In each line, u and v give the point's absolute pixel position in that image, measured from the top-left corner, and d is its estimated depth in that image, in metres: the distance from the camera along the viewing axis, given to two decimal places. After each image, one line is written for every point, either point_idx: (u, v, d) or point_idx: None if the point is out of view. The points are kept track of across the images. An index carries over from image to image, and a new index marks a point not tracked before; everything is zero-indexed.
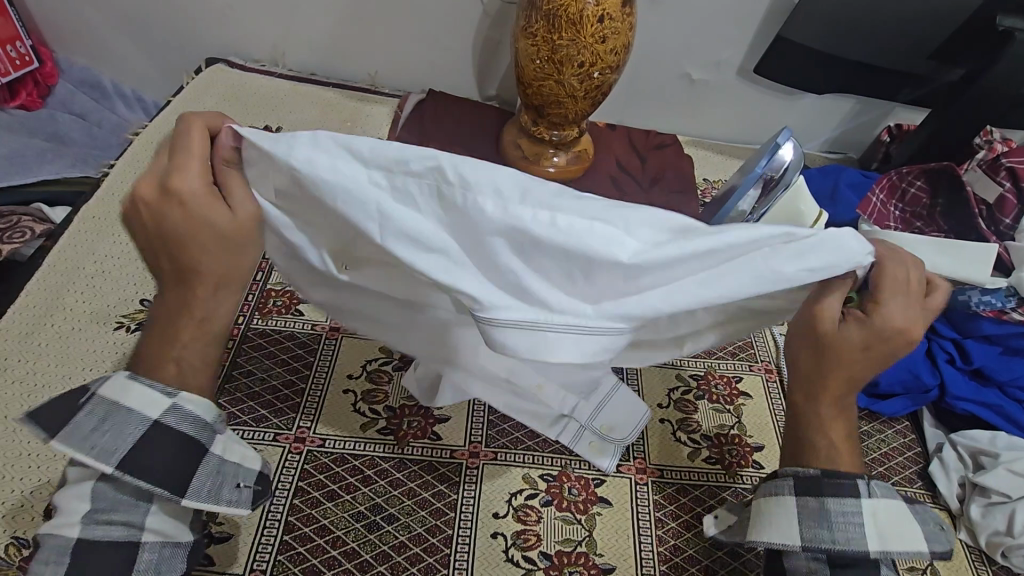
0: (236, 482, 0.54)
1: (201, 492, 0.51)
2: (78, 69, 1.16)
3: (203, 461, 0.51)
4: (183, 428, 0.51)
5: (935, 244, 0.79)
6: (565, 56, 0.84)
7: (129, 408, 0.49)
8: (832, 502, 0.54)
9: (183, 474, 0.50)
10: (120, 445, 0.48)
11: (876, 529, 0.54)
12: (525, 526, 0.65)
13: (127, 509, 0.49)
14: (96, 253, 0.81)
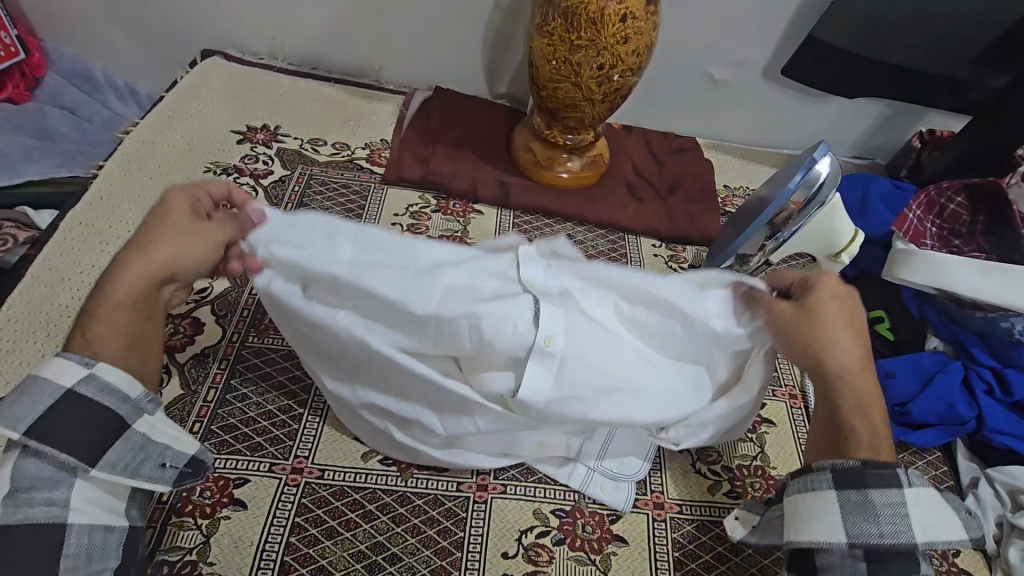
0: (163, 461, 0.51)
1: (126, 467, 0.49)
2: (67, 59, 1.10)
3: (123, 436, 0.49)
4: (103, 397, 0.48)
5: (976, 265, 0.74)
6: (584, 57, 0.78)
7: (44, 379, 0.47)
8: (876, 493, 0.51)
9: (100, 445, 0.48)
10: (34, 413, 0.46)
11: (919, 517, 0.50)
12: (536, 567, 0.61)
13: (48, 487, 0.46)
14: (82, 262, 0.76)
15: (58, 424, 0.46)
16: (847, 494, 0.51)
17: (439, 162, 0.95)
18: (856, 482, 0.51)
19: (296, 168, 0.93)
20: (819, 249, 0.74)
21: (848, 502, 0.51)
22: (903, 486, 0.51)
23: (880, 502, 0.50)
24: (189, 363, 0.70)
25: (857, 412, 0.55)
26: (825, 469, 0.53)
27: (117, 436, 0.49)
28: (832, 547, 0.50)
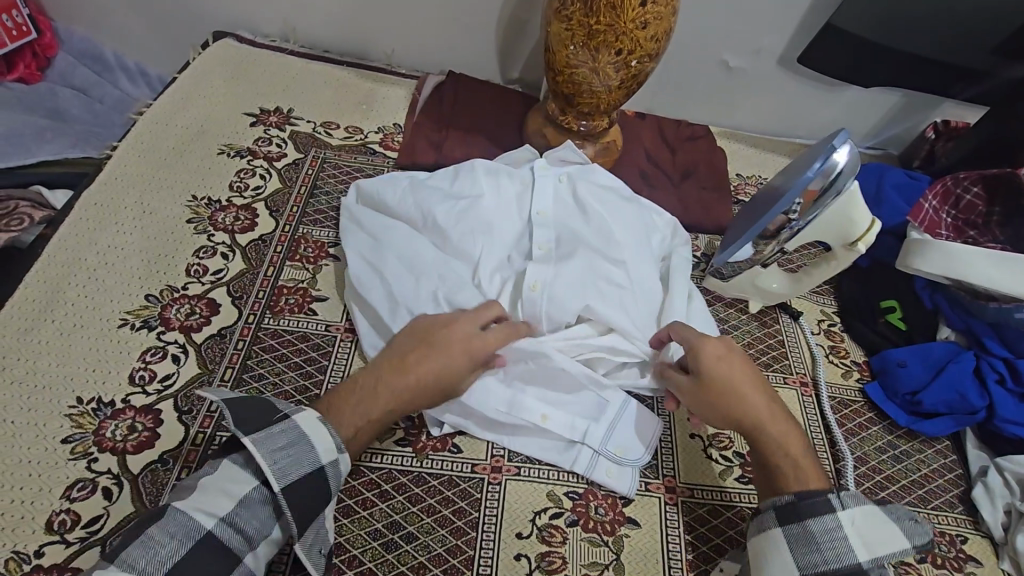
0: (321, 548, 0.56)
1: (308, 546, 0.54)
2: (78, 39, 1.10)
3: (316, 518, 0.55)
4: (332, 485, 0.56)
5: (991, 257, 0.74)
6: (603, 42, 0.77)
7: (313, 445, 0.55)
8: (814, 524, 0.55)
9: (306, 521, 0.54)
10: (290, 472, 0.53)
11: (860, 539, 0.54)
12: (549, 547, 0.62)
13: (252, 524, 0.52)
14: (99, 242, 0.77)
15: (296, 486, 0.53)
16: (791, 527, 0.56)
17: (452, 147, 0.94)
18: (796, 515, 0.56)
19: (308, 151, 0.93)
20: (835, 238, 0.73)
21: (793, 536, 0.56)
22: (835, 512, 0.55)
23: (819, 535, 0.55)
24: (206, 343, 0.70)
25: (780, 453, 0.62)
26: (768, 512, 0.58)
27: (318, 515, 0.55)
28: None
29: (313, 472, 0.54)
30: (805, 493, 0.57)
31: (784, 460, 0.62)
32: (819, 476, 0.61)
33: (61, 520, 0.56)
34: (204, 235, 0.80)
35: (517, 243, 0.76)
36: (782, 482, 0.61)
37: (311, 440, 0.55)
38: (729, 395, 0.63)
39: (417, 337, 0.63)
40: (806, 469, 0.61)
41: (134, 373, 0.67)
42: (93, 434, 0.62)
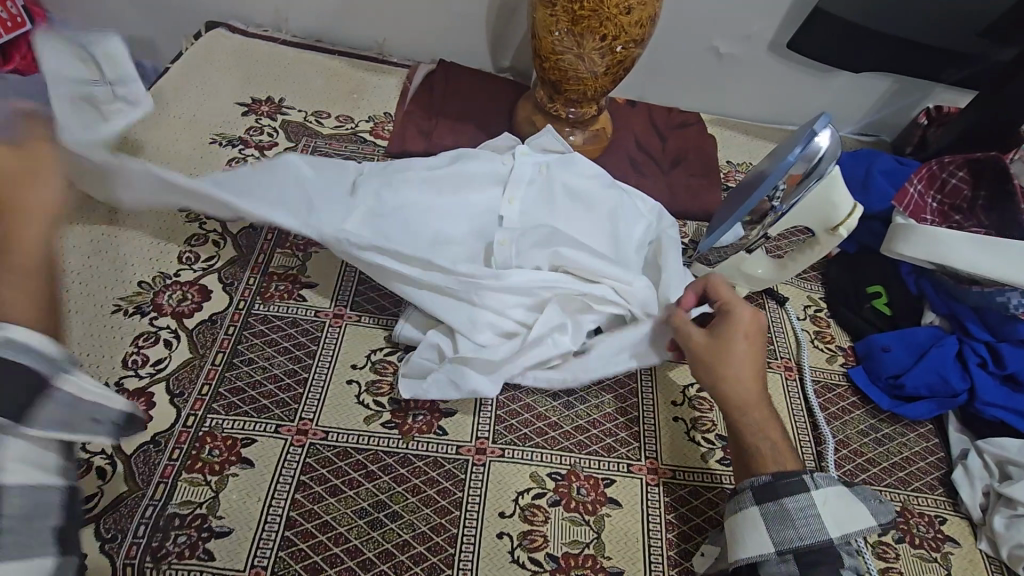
0: (101, 416, 0.46)
1: (65, 422, 0.44)
2: (74, 31, 1.11)
3: (51, 393, 0.42)
4: (77, 395, 0.44)
5: (975, 241, 0.74)
6: (587, 28, 0.78)
7: (1, 364, 0.40)
8: (791, 502, 0.57)
9: (32, 401, 0.41)
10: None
11: (831, 514, 0.57)
12: (531, 526, 0.64)
13: (32, 483, 0.42)
14: (93, 230, 0.78)
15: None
16: (767, 505, 0.58)
17: (442, 135, 0.95)
18: (774, 494, 0.58)
19: (300, 140, 0.94)
20: (818, 223, 0.74)
21: (770, 514, 0.57)
22: (809, 491, 0.58)
23: (795, 512, 0.57)
24: (197, 328, 0.72)
25: (761, 436, 0.62)
26: (747, 489, 0.59)
27: (82, 430, 0.44)
28: (767, 557, 0.57)
29: (38, 394, 0.41)
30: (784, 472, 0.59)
31: (763, 443, 0.62)
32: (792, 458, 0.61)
33: None
34: (196, 223, 0.81)
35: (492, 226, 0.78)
36: (759, 462, 0.61)
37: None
38: (733, 362, 0.64)
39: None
40: (782, 452, 0.62)
41: (127, 358, 0.68)
42: None
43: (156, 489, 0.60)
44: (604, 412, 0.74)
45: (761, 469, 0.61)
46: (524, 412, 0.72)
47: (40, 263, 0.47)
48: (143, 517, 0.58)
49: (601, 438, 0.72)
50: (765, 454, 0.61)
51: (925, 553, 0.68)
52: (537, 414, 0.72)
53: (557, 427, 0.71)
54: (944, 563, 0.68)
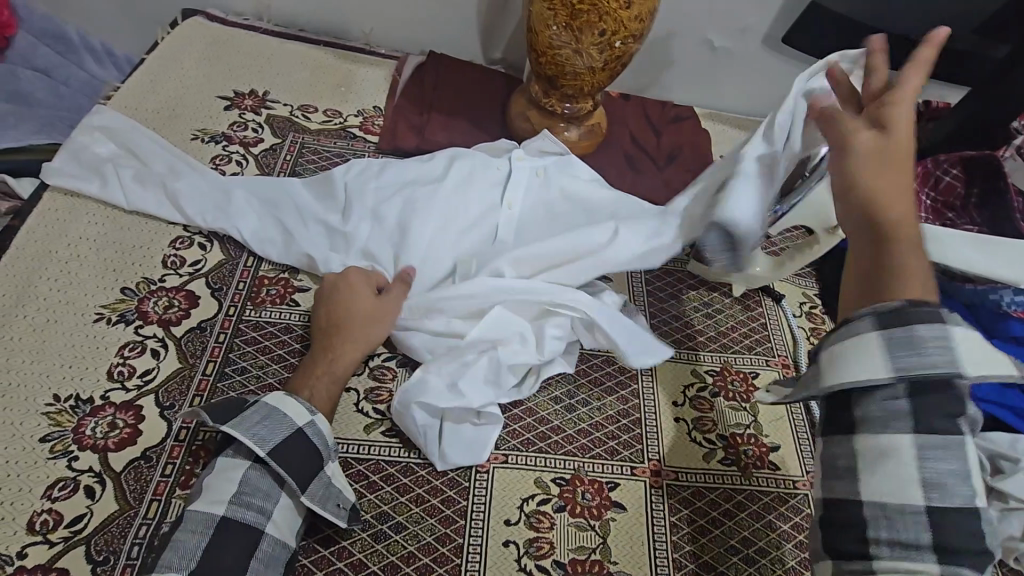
0: (340, 501, 0.58)
1: (320, 497, 0.57)
2: (39, 17, 1.04)
3: (320, 473, 0.58)
4: (318, 441, 0.58)
5: (980, 243, 0.74)
6: (586, 23, 0.76)
7: (286, 413, 0.58)
8: (923, 330, 0.41)
9: (309, 476, 0.57)
10: (273, 438, 0.56)
11: None
12: (538, 533, 0.63)
13: (262, 498, 0.55)
14: (70, 233, 0.74)
15: (284, 453, 0.56)
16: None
17: (433, 129, 0.92)
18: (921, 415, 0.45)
19: (286, 136, 0.90)
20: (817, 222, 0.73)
21: (892, 338, 0.42)
22: (946, 324, 0.41)
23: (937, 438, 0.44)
24: (186, 337, 0.69)
25: (907, 244, 0.44)
26: (864, 316, 0.43)
27: (316, 471, 0.57)
28: None
29: (296, 434, 0.57)
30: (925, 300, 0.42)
31: (900, 269, 0.43)
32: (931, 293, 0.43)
33: (43, 521, 0.56)
34: (180, 225, 0.78)
35: (481, 228, 0.79)
36: (888, 276, 0.43)
37: (282, 410, 0.58)
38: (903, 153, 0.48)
39: (334, 322, 0.68)
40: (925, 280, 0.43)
41: (112, 369, 0.65)
42: (72, 431, 0.61)
43: (149, 508, 0.58)
44: (606, 415, 0.73)
45: (893, 295, 0.43)
46: (526, 417, 0.71)
47: (334, 374, 0.65)
48: (136, 537, 0.56)
49: (603, 441, 0.71)
50: (898, 272, 0.43)
51: None
52: (539, 418, 0.71)
53: (559, 430, 0.71)
54: None
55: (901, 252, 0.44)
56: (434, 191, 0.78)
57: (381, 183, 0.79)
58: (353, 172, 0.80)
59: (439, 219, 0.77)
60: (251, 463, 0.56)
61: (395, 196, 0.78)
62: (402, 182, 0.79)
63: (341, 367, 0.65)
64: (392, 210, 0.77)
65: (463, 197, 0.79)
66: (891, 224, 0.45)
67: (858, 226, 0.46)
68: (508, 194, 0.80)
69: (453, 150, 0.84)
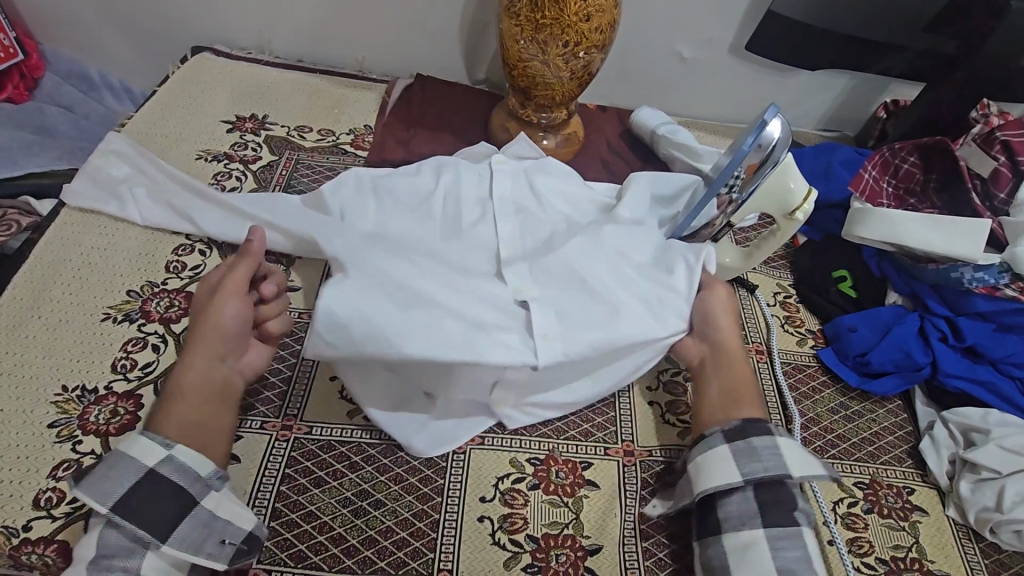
0: (224, 538, 0.56)
1: (190, 543, 0.55)
2: (65, 60, 1.14)
3: (192, 509, 0.56)
4: (178, 477, 0.57)
5: (927, 220, 0.79)
6: (550, 36, 0.82)
7: (131, 457, 0.56)
8: (757, 441, 0.64)
9: (169, 522, 0.55)
10: (117, 490, 0.55)
11: (792, 457, 0.64)
12: (512, 509, 0.66)
13: (124, 556, 0.54)
14: (83, 244, 0.81)
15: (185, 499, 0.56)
16: (735, 443, 0.65)
17: (419, 143, 1.00)
18: (742, 435, 0.65)
19: (283, 153, 0.98)
20: (776, 208, 0.77)
21: (738, 450, 0.64)
22: (774, 435, 0.65)
23: (762, 449, 0.64)
24: (184, 332, 0.74)
25: (730, 386, 0.71)
26: (716, 431, 0.66)
27: (182, 515, 0.56)
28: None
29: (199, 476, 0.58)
30: (749, 419, 0.67)
31: (737, 390, 0.71)
32: (755, 402, 0.70)
33: (48, 497, 0.60)
34: (183, 234, 0.84)
35: (465, 225, 0.78)
36: (737, 405, 0.69)
37: (128, 457, 0.56)
38: (717, 369, 0.72)
39: (197, 342, 0.65)
40: (744, 395, 0.71)
41: (115, 362, 0.71)
42: (77, 418, 0.66)
43: None
44: None
45: (738, 415, 0.68)
46: None
47: (197, 394, 0.62)
48: None
49: (579, 423, 0.74)
50: (721, 394, 0.71)
51: (893, 522, 0.70)
52: None
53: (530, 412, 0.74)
54: (911, 531, 0.70)
55: (732, 376, 0.72)
56: (429, 205, 0.80)
57: (372, 194, 0.80)
58: (347, 185, 0.82)
59: (419, 228, 0.78)
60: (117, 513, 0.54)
61: (382, 205, 0.80)
62: (394, 191, 0.81)
63: (197, 379, 0.63)
64: (380, 219, 0.78)
65: (450, 203, 0.81)
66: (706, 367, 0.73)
67: (710, 360, 0.73)
68: (496, 189, 0.82)
69: (436, 160, 0.85)
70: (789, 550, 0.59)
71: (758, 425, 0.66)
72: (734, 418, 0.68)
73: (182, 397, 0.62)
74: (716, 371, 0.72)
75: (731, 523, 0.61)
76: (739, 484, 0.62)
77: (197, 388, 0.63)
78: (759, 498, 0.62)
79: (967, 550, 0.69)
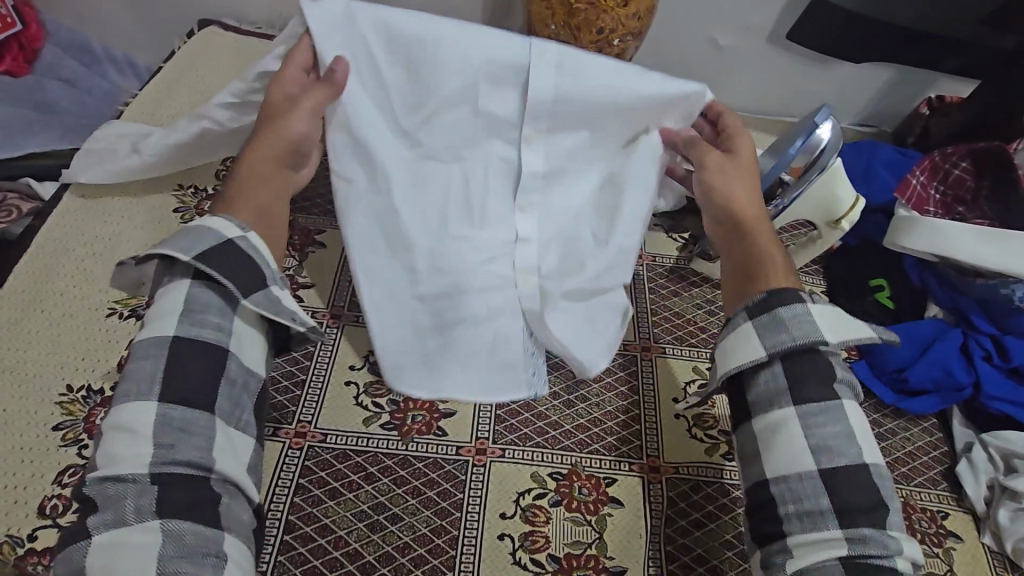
0: (291, 318, 0.55)
1: (250, 335, 0.54)
2: (66, 31, 1.09)
3: (263, 285, 0.53)
4: (255, 255, 0.53)
5: (980, 233, 0.75)
6: (584, 21, 0.76)
7: (211, 228, 0.52)
8: (797, 332, 0.54)
9: (251, 286, 0.53)
10: (196, 248, 0.51)
11: (826, 324, 0.55)
12: (533, 527, 0.63)
13: None
14: (87, 232, 0.77)
15: None
16: (760, 318, 0.56)
17: None
18: (764, 309, 0.57)
19: None
20: (820, 215, 0.72)
21: (762, 324, 0.56)
22: (805, 304, 0.56)
23: (800, 355, 0.55)
24: None
25: (758, 259, 0.62)
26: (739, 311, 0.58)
27: (260, 287, 0.53)
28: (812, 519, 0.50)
29: None
30: (777, 289, 0.58)
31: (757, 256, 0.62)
32: (784, 275, 0.61)
33: (53, 505, 0.58)
34: (190, 224, 0.80)
35: None
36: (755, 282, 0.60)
37: (205, 227, 0.52)
38: (750, 247, 0.63)
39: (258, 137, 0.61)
40: (775, 269, 0.61)
41: (122, 361, 0.68)
42: (83, 421, 0.63)
43: None
44: (606, 411, 0.73)
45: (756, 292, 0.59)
46: (526, 412, 0.71)
47: (268, 188, 0.61)
48: None
49: (602, 436, 0.71)
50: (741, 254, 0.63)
51: (927, 549, 0.68)
52: (539, 414, 0.71)
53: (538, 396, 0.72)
54: (946, 559, 0.67)
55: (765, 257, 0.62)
56: None
57: None
58: None
59: None
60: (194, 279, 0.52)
61: None
62: None
63: (261, 169, 0.60)
64: None
65: None
66: (743, 227, 0.64)
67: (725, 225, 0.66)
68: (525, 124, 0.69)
69: None
70: (827, 426, 0.52)
71: (790, 295, 0.57)
72: (762, 290, 0.59)
73: (241, 184, 0.59)
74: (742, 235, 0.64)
75: None
76: (764, 358, 0.55)
77: (257, 176, 0.60)
78: (789, 372, 0.54)
79: None
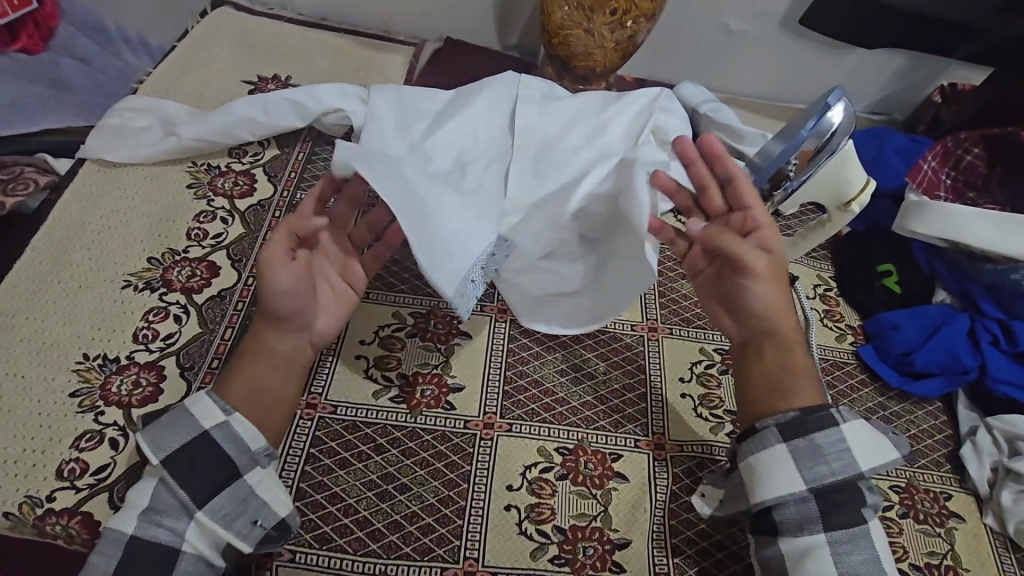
0: (256, 518, 0.54)
1: (228, 510, 0.54)
2: (80, 10, 1.10)
3: (237, 482, 0.54)
4: (228, 446, 0.55)
5: (992, 219, 0.74)
6: (598, 2, 0.76)
7: (192, 415, 0.55)
8: (815, 440, 0.59)
9: (215, 492, 0.54)
10: (177, 442, 0.54)
11: (861, 449, 0.59)
12: (539, 499, 0.64)
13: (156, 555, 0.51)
14: (103, 206, 0.78)
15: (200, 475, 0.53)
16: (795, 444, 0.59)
17: None
18: (802, 431, 0.60)
19: None
20: (829, 197, 0.72)
21: (797, 454, 0.59)
22: (838, 425, 0.60)
23: (826, 446, 0.59)
24: (206, 304, 0.72)
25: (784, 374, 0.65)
26: (771, 428, 0.60)
27: (228, 484, 0.54)
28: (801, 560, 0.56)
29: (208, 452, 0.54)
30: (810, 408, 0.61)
31: (790, 375, 0.65)
32: (809, 389, 0.64)
33: (71, 468, 0.59)
34: (204, 200, 0.81)
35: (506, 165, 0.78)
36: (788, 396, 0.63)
37: (190, 412, 0.55)
38: (770, 354, 0.67)
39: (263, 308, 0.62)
40: (797, 378, 0.65)
41: (136, 332, 0.69)
42: (99, 388, 0.64)
43: None
44: (613, 389, 0.74)
45: (789, 407, 0.62)
46: (533, 388, 0.72)
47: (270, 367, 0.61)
48: None
49: (608, 413, 0.72)
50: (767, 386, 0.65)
51: (929, 528, 0.68)
52: (547, 390, 0.72)
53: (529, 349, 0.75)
54: (948, 538, 0.68)
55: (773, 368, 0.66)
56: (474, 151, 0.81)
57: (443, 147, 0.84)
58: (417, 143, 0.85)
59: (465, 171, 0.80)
60: (159, 479, 0.54)
61: None
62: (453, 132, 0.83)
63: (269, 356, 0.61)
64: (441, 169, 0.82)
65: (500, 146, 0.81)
66: (772, 343, 0.67)
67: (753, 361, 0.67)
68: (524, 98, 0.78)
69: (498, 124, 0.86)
70: (845, 549, 0.56)
71: (822, 415, 0.60)
72: (791, 407, 0.62)
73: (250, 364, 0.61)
74: (778, 362, 0.66)
75: (787, 527, 0.58)
76: (801, 490, 0.58)
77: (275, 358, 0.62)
78: (820, 503, 0.58)
79: (1004, 560, 0.67)
